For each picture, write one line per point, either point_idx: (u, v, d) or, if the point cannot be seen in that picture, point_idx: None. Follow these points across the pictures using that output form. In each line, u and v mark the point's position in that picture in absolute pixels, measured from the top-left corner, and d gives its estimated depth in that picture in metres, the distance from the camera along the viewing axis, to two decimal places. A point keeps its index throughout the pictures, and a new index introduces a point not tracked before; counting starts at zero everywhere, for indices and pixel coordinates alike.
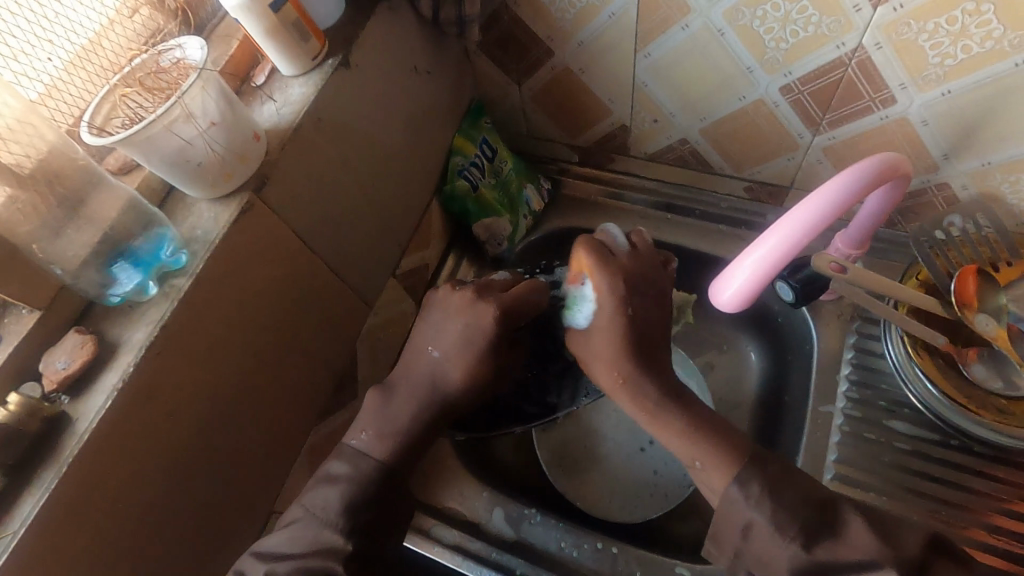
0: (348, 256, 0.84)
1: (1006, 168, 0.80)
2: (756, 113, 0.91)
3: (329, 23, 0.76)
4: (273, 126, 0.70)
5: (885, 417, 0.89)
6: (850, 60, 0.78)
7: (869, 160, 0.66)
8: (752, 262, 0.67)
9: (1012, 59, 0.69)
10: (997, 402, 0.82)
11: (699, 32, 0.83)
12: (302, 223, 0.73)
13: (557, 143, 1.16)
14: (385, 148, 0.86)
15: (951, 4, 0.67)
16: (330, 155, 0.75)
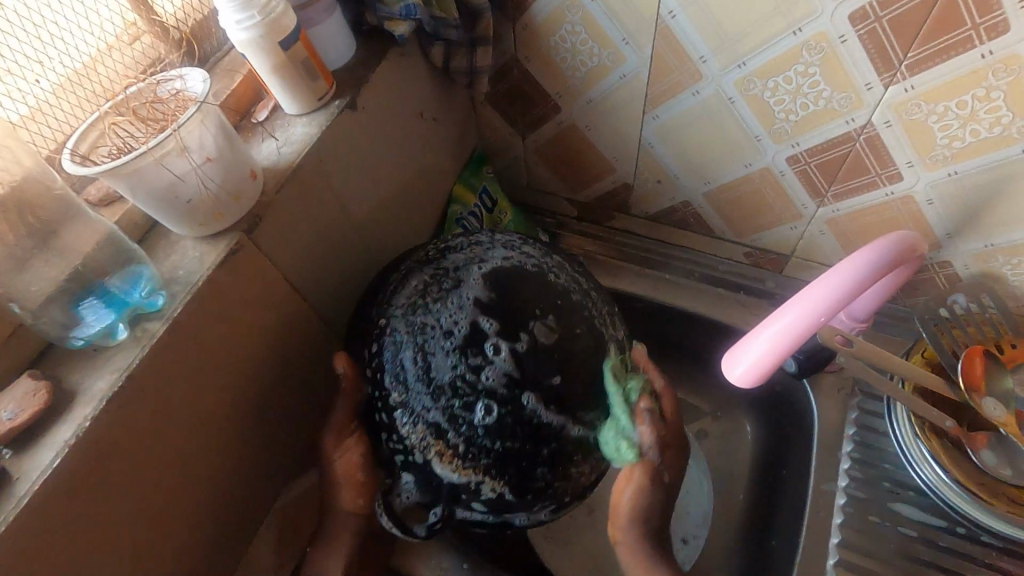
0: (335, 304, 0.79)
1: (1009, 252, 0.80)
2: (762, 181, 0.90)
3: (339, 64, 0.74)
4: (271, 164, 0.67)
5: (893, 501, 0.84)
6: (859, 136, 0.78)
7: (890, 238, 0.64)
8: (779, 340, 0.64)
9: (1017, 145, 0.70)
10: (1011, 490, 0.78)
11: (709, 101, 0.83)
12: (291, 267, 0.69)
13: (558, 195, 1.13)
14: (383, 195, 0.83)
15: (963, 89, 0.68)
16: (327, 196, 0.71)
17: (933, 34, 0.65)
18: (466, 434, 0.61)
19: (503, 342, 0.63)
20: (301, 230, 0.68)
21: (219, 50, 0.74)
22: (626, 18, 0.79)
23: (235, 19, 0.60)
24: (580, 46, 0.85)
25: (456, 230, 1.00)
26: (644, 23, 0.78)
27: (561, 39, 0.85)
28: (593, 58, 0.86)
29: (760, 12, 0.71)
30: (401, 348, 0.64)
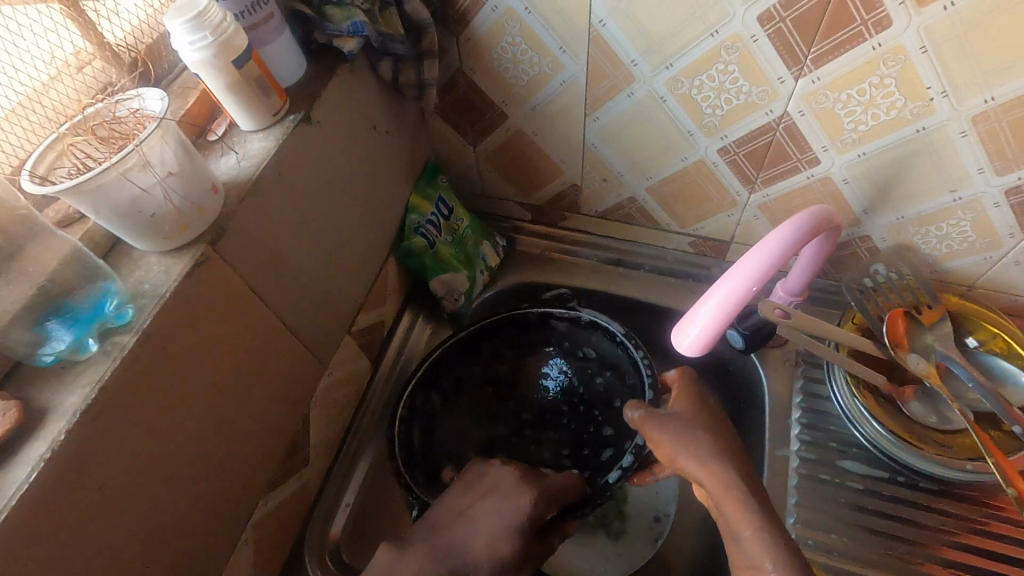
0: (306, 320, 0.65)
1: (924, 221, 0.53)
2: (695, 172, 0.59)
3: (292, 78, 0.61)
4: (232, 178, 0.57)
5: (842, 458, 0.65)
6: (775, 126, 0.50)
7: (786, 227, 0.50)
8: (717, 305, 0.51)
9: (910, 126, 0.46)
10: (933, 434, 0.61)
11: (643, 103, 0.55)
12: (265, 285, 0.59)
13: (510, 201, 0.80)
14: (342, 201, 0.67)
15: (869, 64, 0.44)
16: (292, 199, 0.60)
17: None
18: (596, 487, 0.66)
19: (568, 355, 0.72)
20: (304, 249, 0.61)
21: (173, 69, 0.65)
22: (556, 22, 0.53)
23: (186, 39, 0.50)
24: (510, 60, 0.59)
25: (417, 242, 0.76)
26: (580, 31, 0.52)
27: (493, 55, 0.59)
28: (520, 70, 0.60)
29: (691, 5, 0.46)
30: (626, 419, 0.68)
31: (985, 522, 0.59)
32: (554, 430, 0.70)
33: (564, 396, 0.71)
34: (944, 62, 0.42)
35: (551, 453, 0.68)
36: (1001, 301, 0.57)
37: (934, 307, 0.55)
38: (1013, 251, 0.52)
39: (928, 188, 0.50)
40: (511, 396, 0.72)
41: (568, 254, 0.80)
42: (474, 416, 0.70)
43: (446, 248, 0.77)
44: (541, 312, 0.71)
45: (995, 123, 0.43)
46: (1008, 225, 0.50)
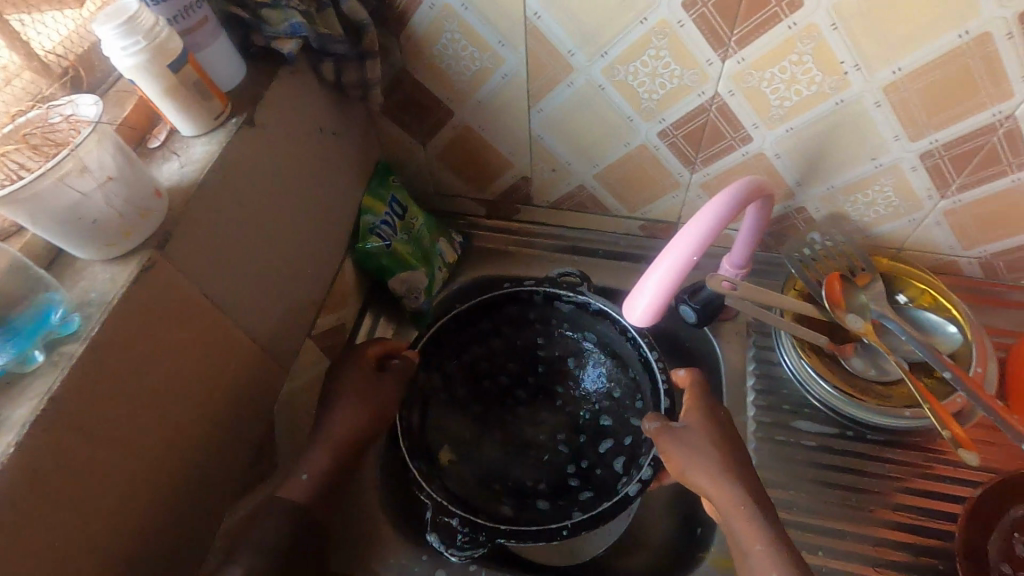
0: (267, 333, 0.57)
1: (849, 190, 0.55)
2: (640, 158, 0.59)
3: (233, 82, 0.51)
4: (177, 181, 0.47)
5: (799, 420, 0.60)
6: (710, 106, 0.52)
7: (725, 197, 0.48)
8: (662, 277, 0.50)
9: (829, 99, 0.48)
10: (878, 387, 0.57)
11: (583, 93, 0.54)
12: (220, 299, 0.50)
13: (463, 198, 0.72)
14: (305, 212, 0.59)
15: (779, 51, 0.46)
16: (238, 209, 0.51)
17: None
18: (586, 468, 0.60)
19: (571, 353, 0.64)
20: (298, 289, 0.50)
21: (106, 78, 0.54)
22: (495, 14, 0.50)
23: (116, 45, 0.41)
24: (452, 55, 0.55)
25: (375, 243, 0.64)
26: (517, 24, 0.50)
27: (434, 54, 0.56)
28: (463, 67, 0.56)
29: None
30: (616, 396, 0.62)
31: (937, 468, 0.56)
32: (545, 412, 0.63)
33: (560, 378, 0.64)
34: (855, 39, 0.44)
35: (547, 436, 0.62)
36: (927, 261, 0.59)
37: (866, 273, 0.54)
38: (933, 211, 0.53)
39: (858, 156, 0.51)
40: (511, 384, 0.64)
41: (527, 247, 0.71)
42: (460, 410, 0.62)
43: (404, 246, 0.66)
44: (547, 292, 0.63)
45: (906, 94, 0.46)
46: (927, 185, 0.51)
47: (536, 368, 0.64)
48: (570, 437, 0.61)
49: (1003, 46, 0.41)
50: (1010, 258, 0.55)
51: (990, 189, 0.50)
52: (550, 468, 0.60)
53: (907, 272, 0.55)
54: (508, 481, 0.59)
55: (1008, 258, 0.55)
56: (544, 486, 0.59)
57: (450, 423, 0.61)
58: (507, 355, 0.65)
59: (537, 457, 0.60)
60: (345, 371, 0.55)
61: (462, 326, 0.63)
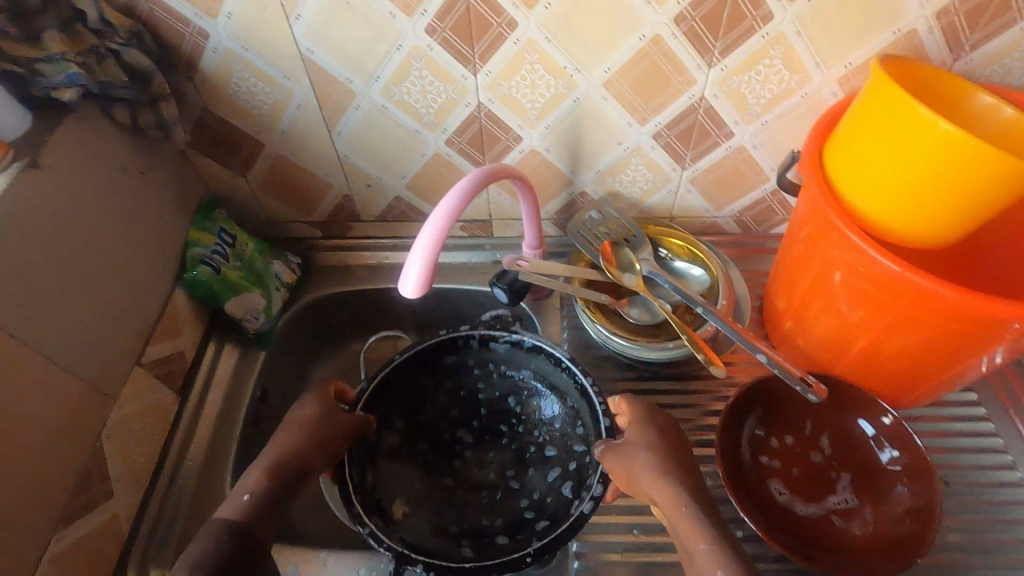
0: (111, 360, 0.46)
1: (616, 168, 0.56)
2: (436, 166, 0.57)
3: (16, 133, 0.41)
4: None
5: (607, 372, 0.56)
6: (478, 115, 0.52)
7: (464, 179, 0.42)
8: (424, 246, 0.40)
9: (567, 99, 0.50)
10: (657, 331, 0.54)
11: (371, 115, 0.52)
12: (68, 339, 0.42)
13: (298, 223, 0.64)
14: (114, 215, 0.47)
15: (518, 56, 0.47)
16: (113, 216, 0.47)
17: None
18: (538, 495, 0.52)
19: (517, 395, 0.56)
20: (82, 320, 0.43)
21: None
22: (267, 52, 0.48)
23: None
24: (246, 94, 0.51)
25: (205, 272, 0.55)
26: (291, 53, 0.48)
27: (229, 94, 0.51)
28: (258, 103, 0.52)
29: (367, 29, 0.46)
30: (559, 412, 0.53)
31: (722, 391, 0.54)
32: (493, 449, 0.55)
33: (506, 418, 0.56)
34: (565, 45, 0.46)
35: (496, 474, 0.54)
36: (696, 225, 0.63)
37: (634, 234, 0.56)
38: (682, 182, 0.58)
39: (606, 144, 0.54)
40: (466, 426, 0.56)
41: (360, 260, 0.66)
42: (399, 465, 0.52)
43: (237, 274, 0.57)
44: (479, 337, 0.54)
45: (621, 88, 0.49)
46: (668, 161, 0.56)
47: (479, 412, 0.56)
48: (518, 472, 0.54)
49: (674, 45, 0.46)
50: (754, 212, 0.61)
51: (710, 159, 0.55)
52: (503, 506, 0.52)
53: (664, 232, 0.57)
54: (463, 523, 0.51)
55: (753, 214, 0.61)
56: (499, 522, 0.51)
57: (399, 481, 0.51)
58: (458, 408, 0.56)
59: (489, 500, 0.53)
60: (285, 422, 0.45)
61: (435, 368, 0.54)
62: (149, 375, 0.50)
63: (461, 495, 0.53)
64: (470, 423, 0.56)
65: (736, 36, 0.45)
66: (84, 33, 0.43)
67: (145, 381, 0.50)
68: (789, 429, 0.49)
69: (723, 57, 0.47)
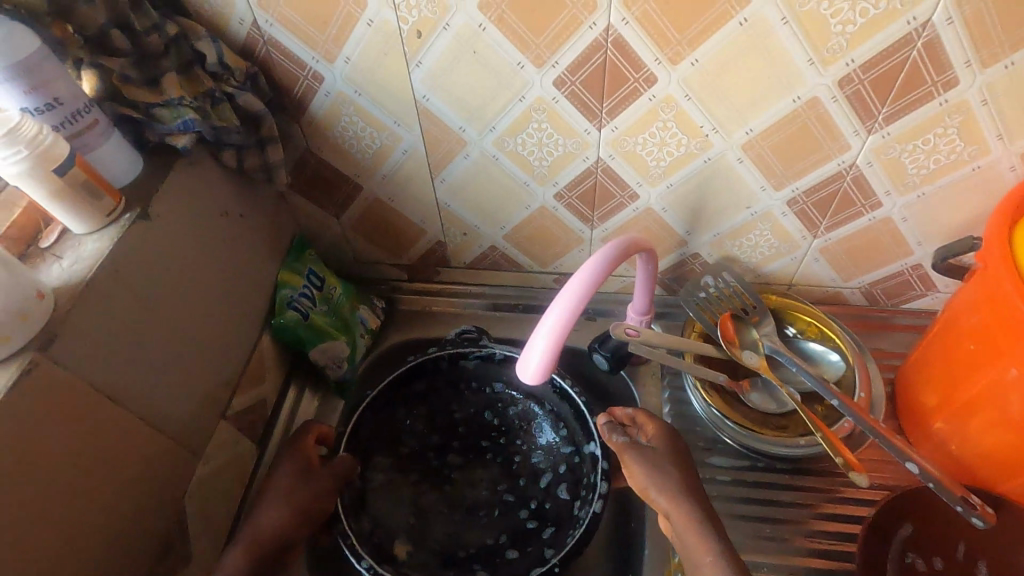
0: (199, 417, 0.43)
1: (738, 231, 0.51)
2: (540, 219, 0.53)
3: (128, 179, 0.39)
4: (64, 284, 0.34)
5: (714, 456, 0.50)
6: (595, 170, 0.48)
7: (598, 254, 0.38)
8: (551, 324, 0.36)
9: (697, 158, 0.45)
10: (780, 420, 0.48)
11: (479, 165, 0.49)
12: (160, 399, 0.40)
13: (385, 264, 0.61)
14: (213, 263, 0.44)
15: (651, 113, 0.43)
16: (213, 263, 0.44)
17: (691, 18, 0.37)
18: (539, 504, 0.52)
19: (461, 411, 0.56)
20: (175, 377, 0.41)
21: None
22: (381, 97, 0.45)
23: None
24: (352, 138, 0.48)
25: (292, 317, 0.53)
26: (404, 99, 0.45)
27: (334, 137, 0.49)
28: (362, 146, 0.49)
29: (490, 79, 0.42)
30: (553, 422, 0.54)
31: (841, 491, 0.48)
32: (479, 466, 0.54)
33: (487, 434, 0.55)
34: (707, 104, 0.42)
35: (489, 491, 0.53)
36: (816, 295, 0.57)
37: (757, 307, 0.50)
38: (809, 250, 0.52)
39: (731, 207, 0.49)
40: (426, 447, 0.55)
41: (445, 306, 0.62)
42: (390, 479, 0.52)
43: (323, 319, 0.55)
44: (449, 353, 0.55)
45: (761, 151, 0.44)
46: (799, 228, 0.50)
47: (457, 431, 0.55)
48: (511, 486, 0.53)
49: (833, 109, 0.41)
50: (887, 285, 0.54)
51: (849, 229, 0.49)
52: (504, 519, 0.51)
53: (788, 304, 0.51)
54: (469, 546, 0.50)
55: (886, 287, 0.54)
56: (504, 538, 0.50)
57: (390, 505, 0.51)
58: (433, 426, 0.55)
59: (489, 517, 0.52)
60: (285, 462, 0.47)
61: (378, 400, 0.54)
62: (232, 428, 0.48)
63: (436, 512, 0.52)
64: (450, 443, 0.55)
65: (909, 102, 0.40)
66: (202, 76, 0.41)
67: (228, 435, 0.47)
68: (938, 550, 0.43)
69: (888, 123, 0.41)
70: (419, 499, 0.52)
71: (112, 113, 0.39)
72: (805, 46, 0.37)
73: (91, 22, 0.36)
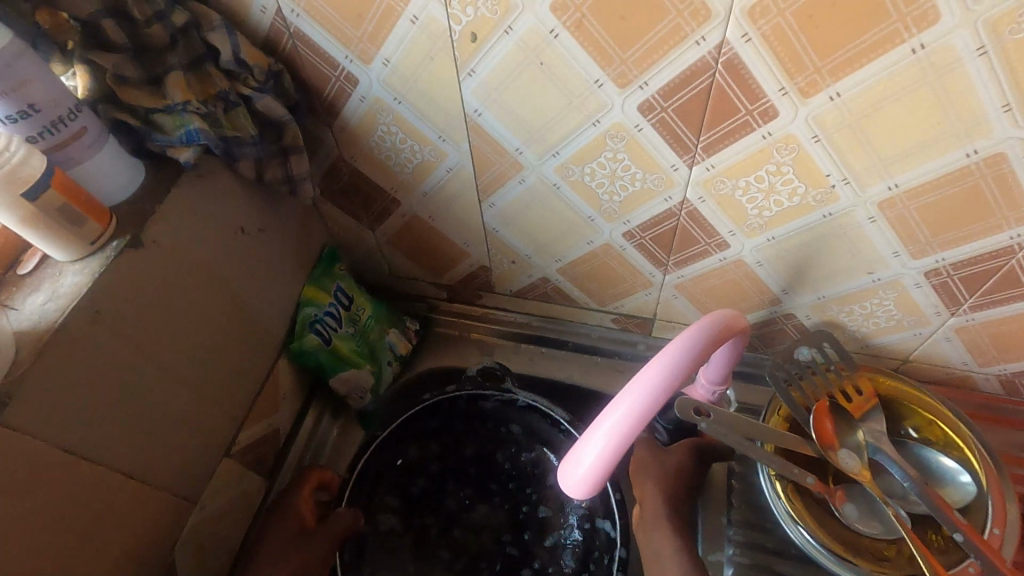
0: (196, 461, 0.38)
1: (852, 298, 0.41)
2: (603, 257, 0.45)
3: (125, 194, 0.33)
4: (29, 327, 0.29)
5: (783, 564, 0.41)
6: (679, 212, 0.38)
7: (683, 337, 0.31)
8: (609, 428, 0.30)
9: (814, 212, 0.35)
10: (869, 542, 0.38)
11: (536, 192, 0.41)
12: (148, 449, 0.35)
13: (423, 282, 0.55)
14: (224, 289, 0.39)
15: (764, 153, 0.33)
16: (223, 289, 0.39)
17: (842, 38, 0.27)
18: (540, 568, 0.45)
19: (471, 444, 0.50)
20: (169, 422, 0.36)
21: None
22: (423, 106, 0.37)
23: None
24: (389, 149, 0.41)
25: (312, 342, 0.47)
26: (452, 112, 0.37)
27: (370, 146, 0.41)
28: (401, 159, 0.42)
29: (558, 97, 0.34)
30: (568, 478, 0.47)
31: None
32: (483, 506, 0.48)
33: (495, 475, 0.49)
34: (840, 150, 0.31)
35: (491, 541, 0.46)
36: (935, 375, 0.46)
37: (863, 395, 0.41)
38: (941, 328, 0.41)
39: (848, 269, 0.39)
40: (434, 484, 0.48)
41: (486, 335, 0.55)
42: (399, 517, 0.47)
43: (347, 345, 0.49)
44: (466, 393, 0.50)
45: (904, 212, 0.34)
46: (933, 303, 0.39)
47: (466, 469, 0.49)
48: (517, 538, 0.46)
49: (1022, 171, 0.30)
50: None
51: (1004, 313, 0.38)
52: None
53: (908, 395, 0.41)
54: None
55: None
56: None
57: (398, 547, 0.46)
58: (441, 465, 0.49)
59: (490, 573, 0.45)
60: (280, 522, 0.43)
61: (388, 440, 0.49)
62: (238, 465, 0.43)
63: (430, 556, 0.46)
64: (456, 479, 0.48)
65: None
66: (215, 76, 0.34)
67: (232, 474, 0.42)
68: None
69: None
70: (417, 544, 0.46)
71: (108, 118, 0.33)
72: (1004, 86, 0.27)
73: (79, 9, 0.30)
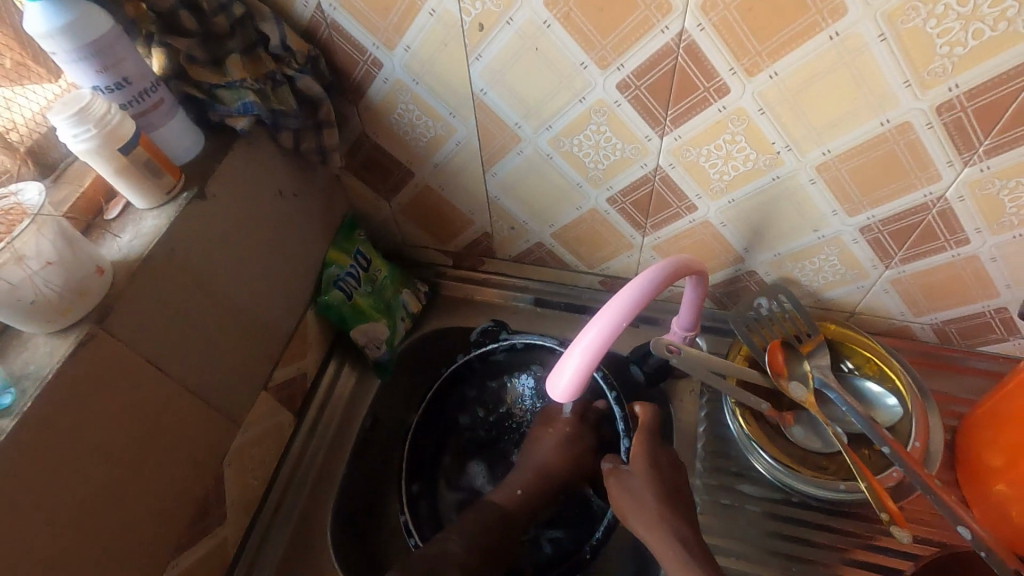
0: (243, 387, 0.45)
1: (804, 254, 0.48)
2: (591, 221, 0.51)
3: (189, 156, 0.40)
4: (121, 258, 0.36)
5: (744, 484, 0.48)
6: (654, 178, 0.45)
7: (646, 272, 0.37)
8: (587, 343, 0.36)
9: (765, 175, 0.42)
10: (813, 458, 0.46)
11: (532, 162, 0.47)
12: (206, 370, 0.41)
13: (432, 249, 0.61)
14: (265, 241, 0.45)
15: (721, 124, 0.40)
16: (265, 242, 0.45)
17: (776, 27, 0.34)
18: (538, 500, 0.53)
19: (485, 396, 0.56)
20: (221, 349, 0.42)
21: (62, 163, 0.40)
22: (436, 86, 0.44)
23: (70, 134, 0.34)
24: (406, 125, 0.48)
25: (337, 296, 0.53)
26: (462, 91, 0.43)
27: (390, 123, 0.48)
28: (416, 134, 0.49)
29: (551, 77, 0.40)
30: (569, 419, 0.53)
31: (879, 540, 0.45)
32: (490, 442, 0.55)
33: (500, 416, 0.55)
34: (781, 122, 0.38)
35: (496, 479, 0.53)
36: (879, 326, 0.52)
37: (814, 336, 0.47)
38: (879, 281, 0.48)
39: (798, 228, 0.46)
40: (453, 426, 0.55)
41: (488, 297, 0.62)
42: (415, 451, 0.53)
43: (366, 300, 0.55)
44: (478, 355, 0.55)
45: (837, 173, 0.40)
46: (870, 257, 0.46)
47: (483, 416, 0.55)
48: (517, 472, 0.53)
49: (926, 136, 0.36)
50: (962, 325, 0.49)
51: (927, 264, 0.45)
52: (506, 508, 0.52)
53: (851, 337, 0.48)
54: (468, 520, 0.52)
55: (961, 328, 0.49)
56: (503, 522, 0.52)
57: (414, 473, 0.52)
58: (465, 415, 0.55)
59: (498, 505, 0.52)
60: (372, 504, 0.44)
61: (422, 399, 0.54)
62: (273, 399, 0.50)
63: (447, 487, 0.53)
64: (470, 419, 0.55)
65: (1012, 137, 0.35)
66: (264, 59, 0.41)
67: (269, 406, 0.49)
68: None
69: (988, 157, 0.36)
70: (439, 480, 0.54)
71: (177, 91, 0.40)
72: (902, 65, 0.33)
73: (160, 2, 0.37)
